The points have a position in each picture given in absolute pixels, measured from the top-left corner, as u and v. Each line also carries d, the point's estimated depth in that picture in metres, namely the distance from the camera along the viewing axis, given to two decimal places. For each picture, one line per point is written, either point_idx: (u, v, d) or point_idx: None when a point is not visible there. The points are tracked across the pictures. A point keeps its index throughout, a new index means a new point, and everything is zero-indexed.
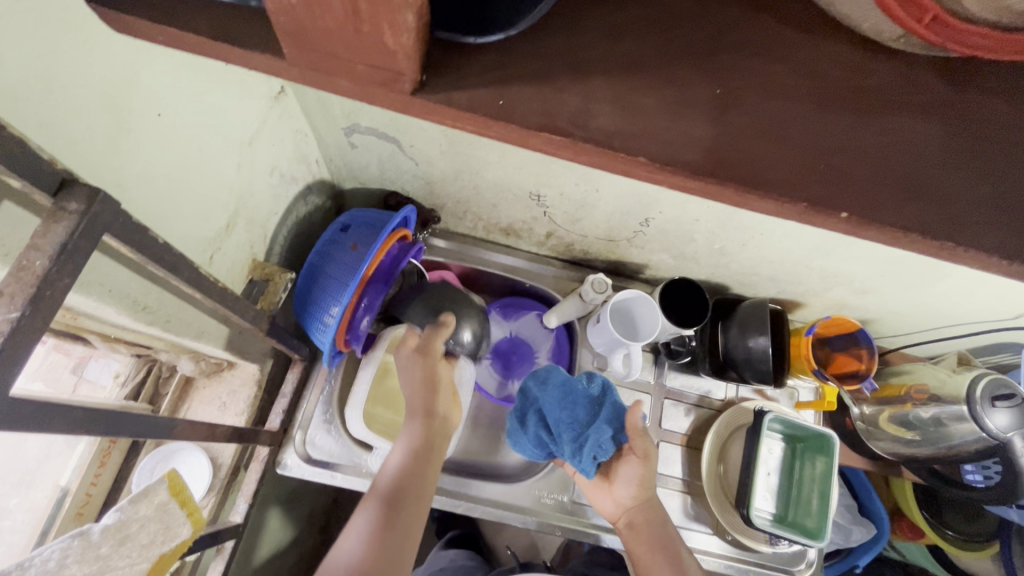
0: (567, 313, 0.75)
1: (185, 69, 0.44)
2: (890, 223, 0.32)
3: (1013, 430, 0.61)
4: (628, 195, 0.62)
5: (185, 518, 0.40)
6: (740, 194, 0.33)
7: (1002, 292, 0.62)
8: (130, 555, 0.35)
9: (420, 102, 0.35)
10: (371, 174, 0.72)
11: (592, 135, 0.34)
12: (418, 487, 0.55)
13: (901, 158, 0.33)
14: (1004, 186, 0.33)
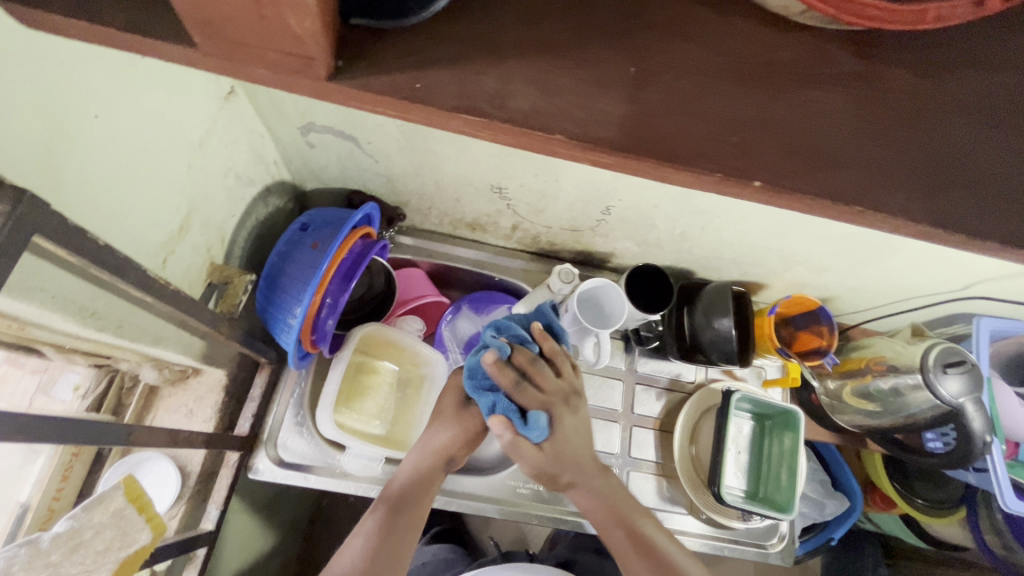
0: (536, 303, 0.83)
1: (124, 66, 0.42)
2: (800, 191, 0.34)
3: (963, 395, 0.69)
4: (587, 185, 0.68)
5: (143, 524, 0.48)
6: (660, 167, 0.34)
7: (918, 261, 0.72)
8: (83, 561, 0.43)
9: (337, 88, 0.34)
10: (331, 172, 0.75)
11: (510, 115, 0.33)
12: (419, 506, 0.63)
13: (810, 129, 0.35)
14: (912, 155, 0.35)
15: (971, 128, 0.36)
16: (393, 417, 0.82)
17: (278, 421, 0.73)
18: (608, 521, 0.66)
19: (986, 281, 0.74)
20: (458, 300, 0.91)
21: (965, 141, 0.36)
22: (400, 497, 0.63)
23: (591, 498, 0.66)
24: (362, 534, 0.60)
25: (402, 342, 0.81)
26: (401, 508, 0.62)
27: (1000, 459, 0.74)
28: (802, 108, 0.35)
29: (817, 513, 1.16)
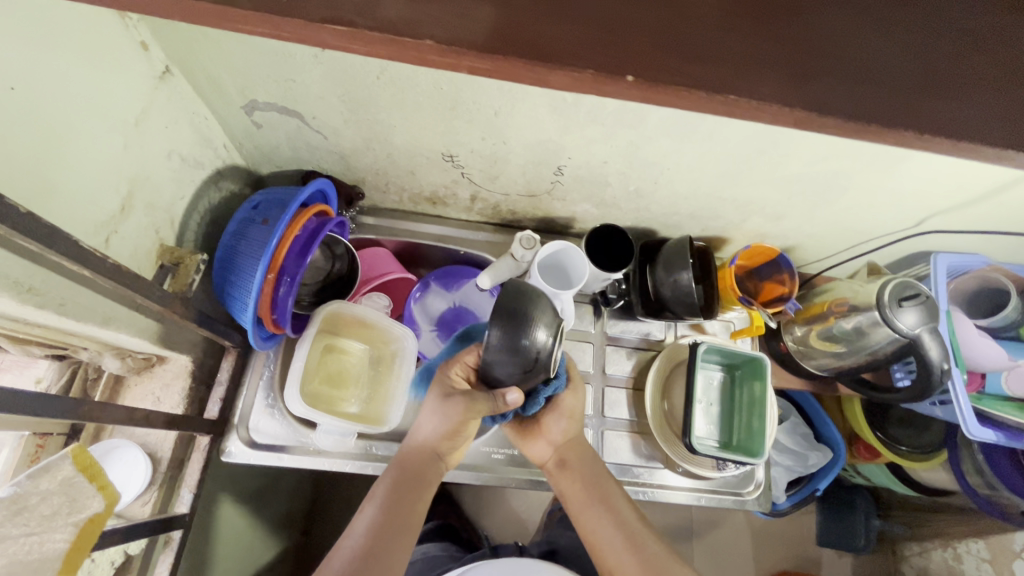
0: (500, 273, 0.84)
1: (43, 37, 0.42)
2: (669, 82, 0.35)
3: (920, 327, 0.70)
4: (535, 145, 0.68)
5: (94, 491, 0.50)
6: (533, 68, 0.35)
7: (870, 200, 0.73)
8: (26, 524, 0.45)
9: (209, 8, 0.34)
10: (283, 153, 0.75)
11: (375, 23, 0.35)
12: (403, 512, 0.65)
13: (676, 15, 0.36)
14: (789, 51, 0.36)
15: (858, 31, 0.37)
16: (368, 394, 0.82)
17: (248, 404, 0.74)
18: (600, 519, 0.69)
19: (938, 215, 0.75)
20: (427, 276, 0.93)
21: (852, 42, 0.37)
22: (392, 501, 0.65)
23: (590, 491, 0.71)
24: (357, 535, 0.62)
25: (369, 319, 0.82)
26: (393, 510, 0.64)
27: (962, 389, 0.75)
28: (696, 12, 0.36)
29: (803, 467, 1.17)
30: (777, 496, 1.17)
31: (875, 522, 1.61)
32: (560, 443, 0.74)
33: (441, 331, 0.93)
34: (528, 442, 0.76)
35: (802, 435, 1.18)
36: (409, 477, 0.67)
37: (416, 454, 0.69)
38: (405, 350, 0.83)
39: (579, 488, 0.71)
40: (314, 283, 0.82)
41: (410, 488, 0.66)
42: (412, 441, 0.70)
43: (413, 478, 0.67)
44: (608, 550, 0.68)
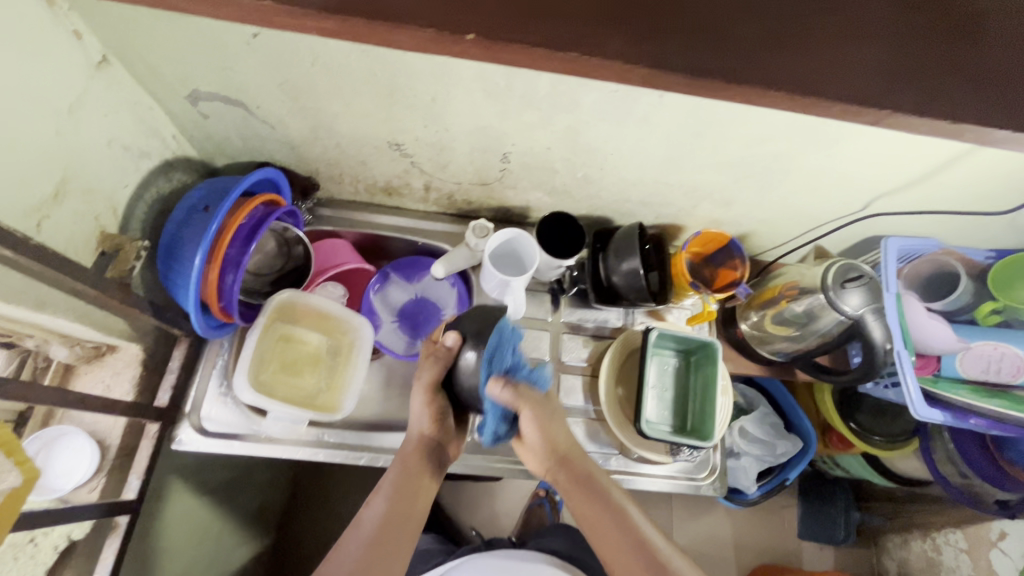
0: (454, 262, 0.84)
1: None
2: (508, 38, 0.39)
3: (861, 309, 0.71)
4: (477, 131, 0.69)
5: (12, 465, 0.50)
6: (377, 24, 0.39)
7: (815, 184, 0.74)
8: None
9: None
10: (234, 144, 0.76)
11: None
12: (410, 495, 0.69)
13: None
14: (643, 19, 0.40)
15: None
16: (325, 383, 0.83)
17: (201, 392, 0.75)
18: (608, 525, 0.67)
19: (882, 198, 0.76)
20: (385, 268, 0.94)
21: (721, 23, 0.41)
22: (396, 489, 0.69)
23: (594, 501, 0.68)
24: (370, 522, 0.67)
25: (326, 309, 0.82)
26: (401, 499, 0.68)
27: (910, 369, 0.76)
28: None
29: (772, 458, 1.17)
30: (748, 486, 1.17)
31: (855, 514, 1.62)
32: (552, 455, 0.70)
33: (404, 322, 0.94)
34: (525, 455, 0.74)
35: (772, 425, 1.19)
36: (411, 467, 0.71)
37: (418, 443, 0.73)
38: (362, 338, 0.84)
39: (578, 495, 0.69)
40: (268, 274, 0.83)
41: (413, 477, 0.71)
42: (412, 434, 0.74)
43: (414, 469, 0.71)
44: (619, 556, 0.66)
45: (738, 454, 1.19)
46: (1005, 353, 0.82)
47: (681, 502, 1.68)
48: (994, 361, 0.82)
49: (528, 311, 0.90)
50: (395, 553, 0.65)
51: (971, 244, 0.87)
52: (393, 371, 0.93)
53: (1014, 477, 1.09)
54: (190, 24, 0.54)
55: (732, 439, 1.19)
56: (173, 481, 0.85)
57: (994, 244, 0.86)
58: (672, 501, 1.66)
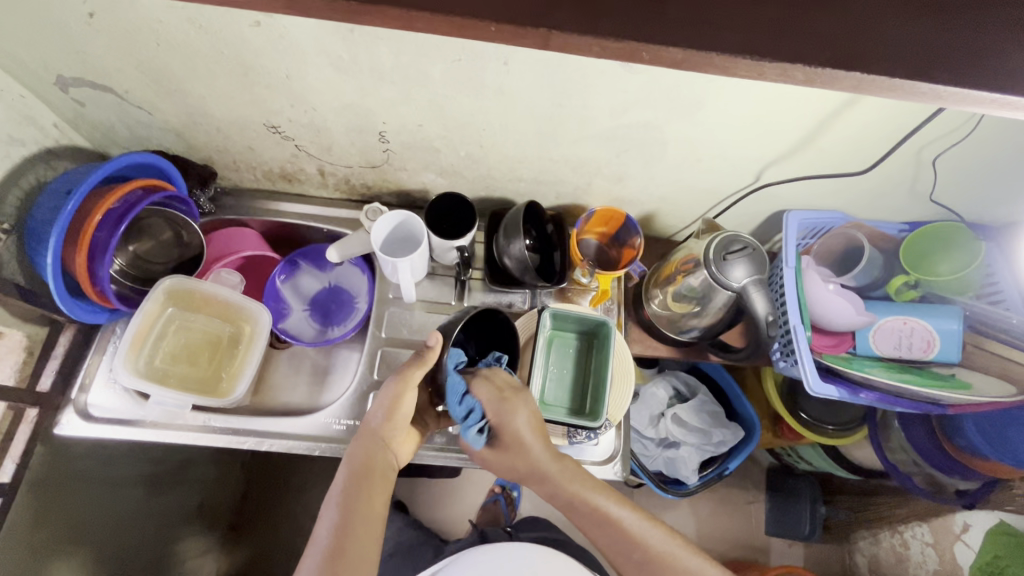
0: (349, 249, 0.83)
1: None
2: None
3: (740, 280, 0.69)
4: (343, 110, 0.69)
5: None
6: None
7: (698, 155, 0.72)
8: None
9: None
10: (122, 133, 0.77)
11: None
12: (364, 498, 0.65)
13: None
14: None
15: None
16: (225, 371, 0.82)
17: (89, 376, 0.76)
18: (607, 525, 0.69)
19: (770, 168, 0.73)
20: (292, 255, 0.93)
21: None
22: (348, 494, 0.65)
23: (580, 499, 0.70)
24: (324, 534, 0.62)
25: (222, 297, 0.82)
26: (354, 505, 0.65)
27: (806, 343, 0.74)
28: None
29: (711, 446, 1.15)
30: (686, 475, 1.14)
31: (821, 508, 1.57)
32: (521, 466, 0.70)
33: (314, 311, 0.93)
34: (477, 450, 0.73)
35: (710, 413, 1.16)
36: (364, 472, 0.67)
37: (367, 442, 0.70)
38: (258, 324, 0.83)
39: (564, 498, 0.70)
40: (161, 262, 0.83)
41: (366, 480, 0.67)
42: (359, 436, 0.71)
43: (367, 470, 0.68)
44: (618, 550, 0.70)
45: (677, 444, 1.16)
46: (915, 328, 0.79)
47: (647, 499, 1.63)
48: (905, 336, 0.80)
49: (432, 295, 0.89)
50: (358, 561, 0.60)
51: (884, 217, 0.83)
52: (299, 359, 0.92)
53: (963, 463, 1.03)
54: (25, 6, 0.56)
55: (669, 428, 1.16)
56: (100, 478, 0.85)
57: (904, 216, 0.83)
58: (636, 498, 1.62)
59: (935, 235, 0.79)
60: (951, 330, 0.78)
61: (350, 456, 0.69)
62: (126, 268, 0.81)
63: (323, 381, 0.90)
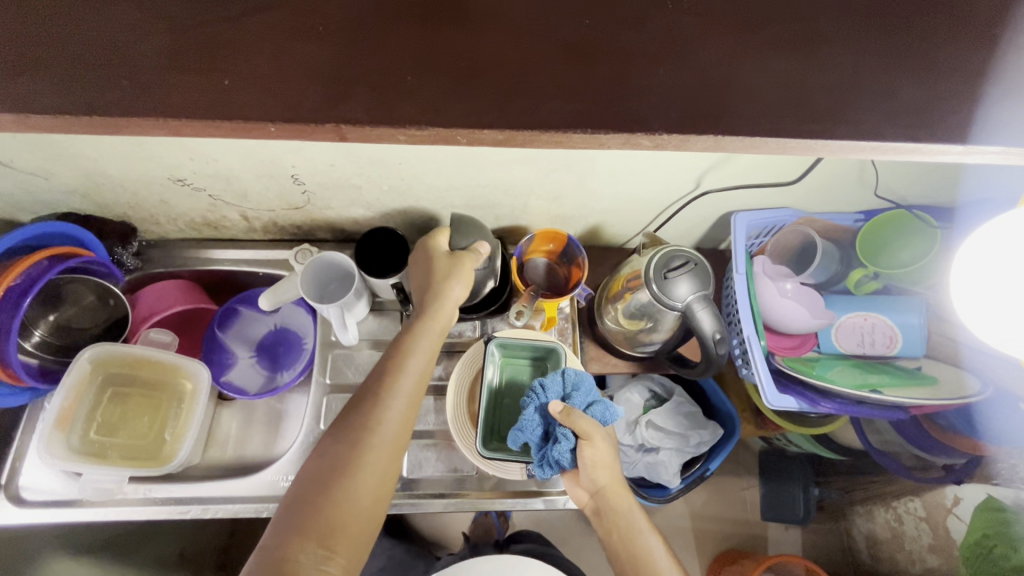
0: (281, 295, 0.78)
1: None
2: None
3: (683, 298, 0.66)
4: (246, 158, 0.65)
5: None
6: None
7: (631, 169, 0.68)
8: None
9: None
10: (22, 198, 0.73)
11: None
12: (419, 350, 0.62)
13: (48, 26, 0.35)
14: (185, 54, 0.35)
15: (333, 25, 0.36)
16: (170, 433, 0.79)
17: (20, 458, 0.74)
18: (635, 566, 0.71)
19: (709, 174, 0.69)
20: (230, 303, 0.88)
21: (307, 27, 0.36)
22: (404, 347, 0.62)
23: (624, 536, 0.71)
24: (368, 392, 0.59)
25: (152, 356, 0.78)
26: (399, 377, 0.60)
27: (761, 354, 0.71)
28: (113, 28, 0.35)
29: (690, 448, 1.12)
30: (669, 479, 1.10)
31: (813, 490, 1.50)
32: (594, 493, 0.73)
33: (262, 357, 0.90)
34: (572, 482, 0.75)
35: (686, 415, 1.14)
36: (407, 383, 0.60)
37: (430, 342, 0.63)
38: (199, 381, 0.80)
39: (615, 538, 0.72)
40: (87, 325, 0.79)
41: (407, 397, 0.60)
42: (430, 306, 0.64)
43: (407, 389, 0.60)
44: None
45: (656, 449, 1.13)
46: (876, 324, 0.77)
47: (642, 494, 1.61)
48: (867, 333, 0.77)
49: (378, 331, 0.85)
50: (394, 425, 0.58)
51: (838, 209, 0.79)
52: (248, 411, 0.88)
53: (944, 443, 0.97)
54: None
55: (646, 434, 1.13)
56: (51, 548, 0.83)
57: (857, 205, 0.79)
58: None
59: (886, 226, 0.75)
60: (913, 326, 0.76)
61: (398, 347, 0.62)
62: (49, 337, 0.77)
63: (277, 429, 0.86)
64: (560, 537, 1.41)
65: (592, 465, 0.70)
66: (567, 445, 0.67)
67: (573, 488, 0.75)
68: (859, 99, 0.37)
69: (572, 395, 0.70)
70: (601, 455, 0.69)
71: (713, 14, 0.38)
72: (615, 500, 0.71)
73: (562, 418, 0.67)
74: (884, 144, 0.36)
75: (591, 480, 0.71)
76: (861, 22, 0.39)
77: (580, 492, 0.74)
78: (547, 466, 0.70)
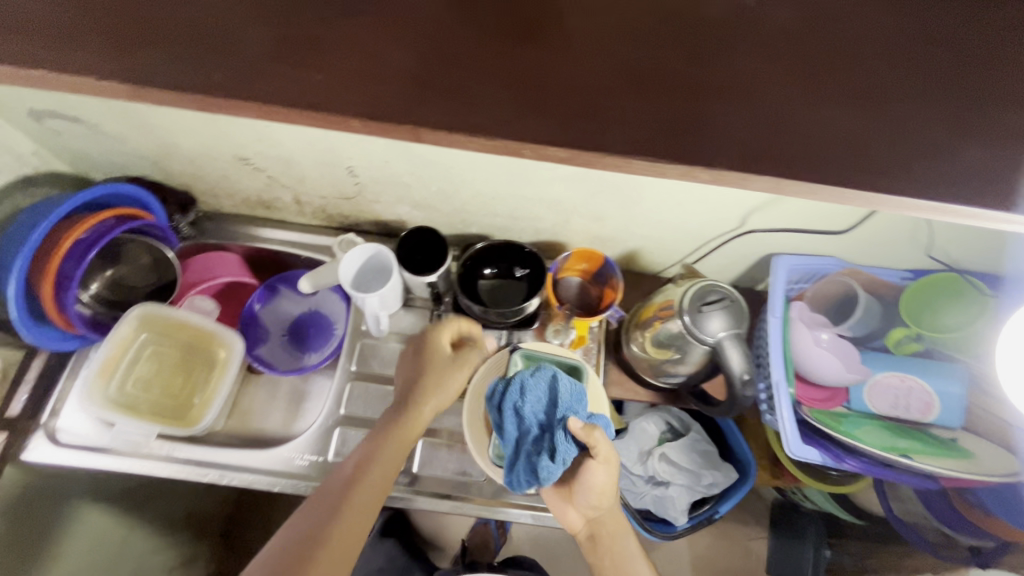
0: (321, 278, 0.81)
1: None
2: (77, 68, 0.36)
3: (719, 334, 0.65)
4: (309, 145, 0.68)
5: None
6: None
7: (678, 199, 0.68)
8: None
9: None
10: (98, 159, 0.78)
11: None
12: (387, 450, 0.69)
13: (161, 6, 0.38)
14: (277, 47, 0.38)
15: (417, 34, 0.38)
16: (197, 397, 0.82)
17: (61, 400, 0.77)
18: None
19: (754, 214, 0.69)
20: (271, 281, 0.92)
21: (387, 33, 0.38)
22: (371, 446, 0.70)
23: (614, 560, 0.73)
24: (335, 482, 0.68)
25: (194, 323, 0.82)
26: (362, 475, 0.67)
27: (788, 404, 0.70)
28: (214, 14, 0.38)
29: (701, 488, 1.10)
30: (676, 517, 1.09)
31: (824, 551, 1.35)
32: (591, 520, 0.73)
33: (292, 338, 0.92)
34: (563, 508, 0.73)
35: (701, 453, 1.11)
36: (361, 489, 0.66)
37: (396, 445, 0.70)
38: (233, 353, 0.83)
39: (609, 564, 0.73)
40: (138, 284, 0.83)
41: (368, 488, 0.66)
42: (405, 412, 0.72)
43: (367, 485, 0.66)
44: None
45: (666, 483, 1.11)
46: (913, 387, 0.74)
47: None
48: (902, 395, 0.74)
49: (406, 327, 0.87)
50: (353, 513, 0.65)
51: (886, 263, 0.77)
52: (272, 386, 0.90)
53: (974, 522, 0.92)
54: None
55: (657, 466, 1.11)
56: None
57: (905, 263, 0.77)
58: None
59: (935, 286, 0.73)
60: (952, 394, 0.73)
61: (396, 416, 0.72)
62: (104, 290, 0.82)
63: (297, 408, 0.88)
64: (556, 559, 1.39)
65: (601, 489, 0.70)
66: (560, 467, 0.67)
67: (562, 513, 0.74)
68: (915, 163, 0.36)
69: (574, 407, 0.70)
70: (608, 478, 0.70)
71: (784, 58, 0.38)
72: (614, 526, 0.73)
73: (585, 435, 0.66)
74: (942, 206, 0.36)
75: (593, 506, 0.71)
76: (933, 82, 0.38)
77: (570, 516, 0.73)
78: (530, 480, 0.68)
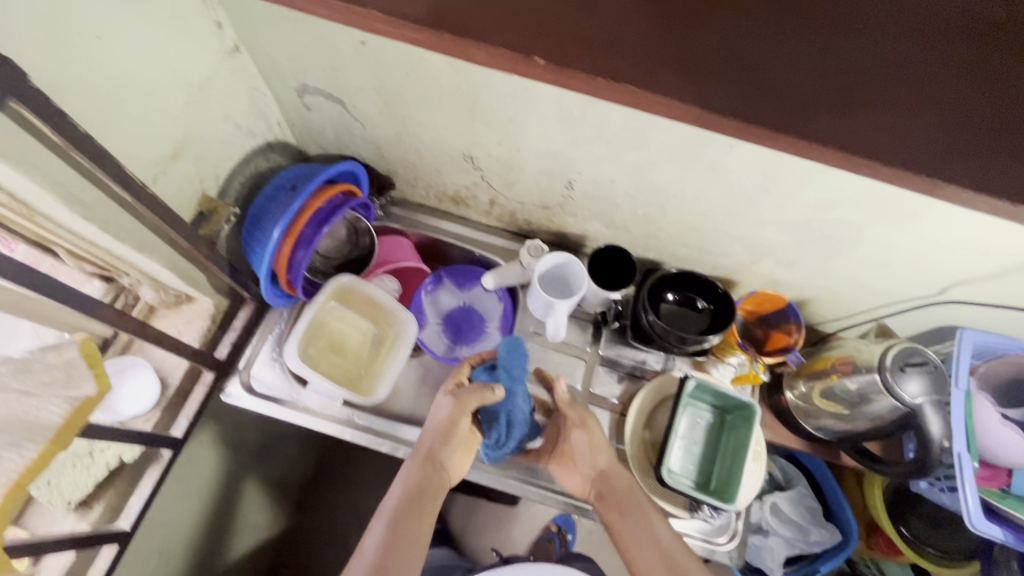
0: (505, 276, 0.87)
1: (145, 22, 0.55)
2: None
3: (919, 396, 0.68)
4: (544, 154, 0.72)
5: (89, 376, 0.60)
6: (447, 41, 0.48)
7: (891, 261, 0.70)
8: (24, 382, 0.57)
9: None
10: (328, 137, 0.84)
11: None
12: (423, 516, 0.66)
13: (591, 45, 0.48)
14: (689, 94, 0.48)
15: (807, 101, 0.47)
16: (364, 371, 0.86)
17: (253, 355, 0.83)
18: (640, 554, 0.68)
19: (961, 287, 0.71)
20: (439, 271, 0.96)
21: (774, 101, 0.48)
22: (401, 510, 0.65)
23: (631, 518, 0.71)
24: (367, 554, 0.62)
25: (378, 300, 0.86)
26: (396, 542, 0.63)
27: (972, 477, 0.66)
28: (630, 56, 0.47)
29: (803, 543, 1.09)
30: (773, 568, 1.09)
31: None
32: (594, 476, 0.75)
33: (447, 327, 0.94)
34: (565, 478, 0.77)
35: (809, 508, 1.10)
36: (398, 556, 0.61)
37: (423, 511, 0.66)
38: (404, 333, 0.86)
39: (617, 517, 0.71)
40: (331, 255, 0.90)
41: (407, 548, 0.63)
42: (419, 469, 0.69)
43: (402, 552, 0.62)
44: None
45: (767, 532, 1.11)
46: None
47: None
48: None
49: (568, 335, 0.90)
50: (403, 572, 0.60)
51: None
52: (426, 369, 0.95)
53: None
54: (310, 27, 0.61)
55: (763, 514, 1.11)
56: (220, 432, 0.93)
57: None
58: None
59: None
60: None
61: (423, 469, 0.69)
62: None
63: None
64: None
65: (589, 448, 0.75)
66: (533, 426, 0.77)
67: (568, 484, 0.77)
68: None
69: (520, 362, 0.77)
70: (595, 437, 0.76)
71: None
72: (617, 480, 0.74)
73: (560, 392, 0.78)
74: None
75: (591, 464, 0.75)
76: None
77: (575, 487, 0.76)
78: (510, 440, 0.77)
